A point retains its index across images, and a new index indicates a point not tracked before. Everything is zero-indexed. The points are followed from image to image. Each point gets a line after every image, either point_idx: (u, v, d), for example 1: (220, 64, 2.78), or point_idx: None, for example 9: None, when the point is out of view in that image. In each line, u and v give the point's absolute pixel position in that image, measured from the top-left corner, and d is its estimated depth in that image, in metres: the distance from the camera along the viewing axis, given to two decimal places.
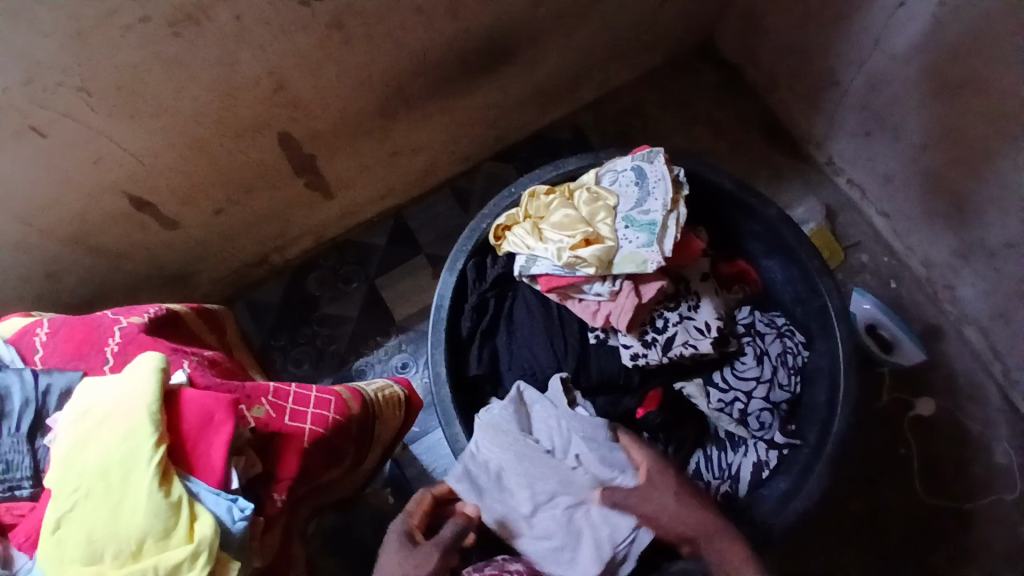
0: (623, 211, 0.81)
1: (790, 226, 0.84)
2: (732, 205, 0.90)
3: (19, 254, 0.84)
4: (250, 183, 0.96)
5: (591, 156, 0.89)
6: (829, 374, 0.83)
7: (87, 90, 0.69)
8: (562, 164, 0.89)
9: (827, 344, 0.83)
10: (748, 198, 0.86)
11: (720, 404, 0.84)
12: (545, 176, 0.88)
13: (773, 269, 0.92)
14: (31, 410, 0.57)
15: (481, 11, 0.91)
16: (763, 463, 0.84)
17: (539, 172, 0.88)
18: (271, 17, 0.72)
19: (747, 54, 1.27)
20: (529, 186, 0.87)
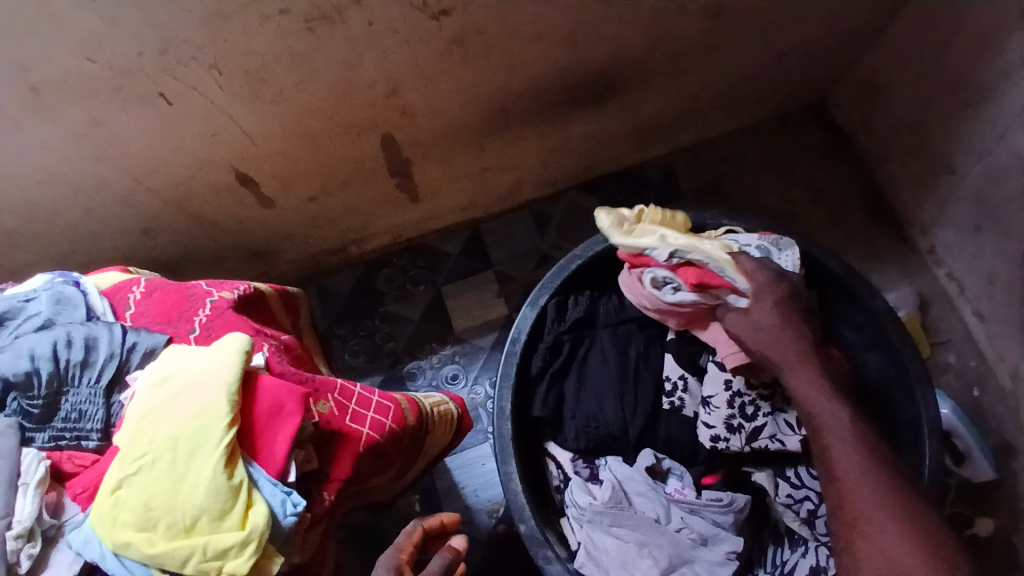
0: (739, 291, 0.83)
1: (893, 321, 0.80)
2: (834, 289, 0.88)
3: (125, 207, 0.89)
4: (345, 176, 0.98)
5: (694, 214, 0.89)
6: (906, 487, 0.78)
7: (217, 69, 0.72)
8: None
9: (915, 453, 0.78)
10: (857, 286, 0.84)
11: (788, 500, 0.80)
12: None
13: (868, 360, 0.86)
14: (113, 363, 0.60)
15: (599, 46, 0.92)
16: (822, 569, 0.76)
17: None
18: (400, 27, 0.75)
19: (860, 123, 1.23)
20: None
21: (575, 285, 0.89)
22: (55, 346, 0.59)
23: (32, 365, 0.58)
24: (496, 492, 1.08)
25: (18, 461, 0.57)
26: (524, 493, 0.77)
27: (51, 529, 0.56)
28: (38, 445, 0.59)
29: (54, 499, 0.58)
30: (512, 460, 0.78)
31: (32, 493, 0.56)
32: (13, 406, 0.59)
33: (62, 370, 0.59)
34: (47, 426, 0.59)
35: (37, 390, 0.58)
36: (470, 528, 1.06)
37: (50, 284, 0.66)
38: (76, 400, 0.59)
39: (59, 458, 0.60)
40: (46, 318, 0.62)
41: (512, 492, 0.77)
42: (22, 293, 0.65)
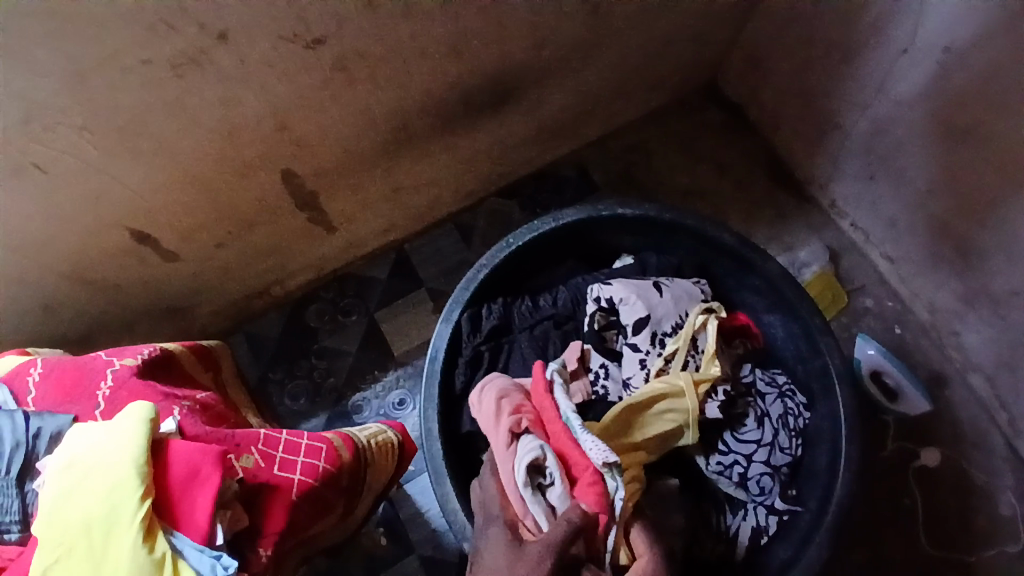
0: (634, 293, 0.85)
1: (792, 281, 0.84)
2: (730, 259, 0.90)
3: (19, 286, 0.84)
4: (253, 219, 0.96)
5: (590, 206, 0.87)
6: (830, 435, 0.82)
7: (89, 130, 0.69)
8: (560, 216, 0.87)
9: (829, 404, 0.83)
10: (750, 253, 0.86)
11: (719, 467, 0.83)
12: (545, 227, 0.86)
13: (774, 323, 0.91)
14: (21, 452, 0.56)
15: (486, 54, 0.93)
16: (763, 529, 0.83)
17: (538, 223, 0.86)
18: (277, 60, 0.73)
19: (750, 95, 1.28)
20: (528, 237, 0.86)
21: (484, 296, 0.88)
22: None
23: None
24: None
25: None
26: (464, 510, 0.76)
27: None
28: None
29: None
30: (447, 482, 0.77)
31: None
32: None
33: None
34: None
35: None
36: (440, 550, 1.06)
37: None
38: None
39: None
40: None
41: (452, 511, 0.77)
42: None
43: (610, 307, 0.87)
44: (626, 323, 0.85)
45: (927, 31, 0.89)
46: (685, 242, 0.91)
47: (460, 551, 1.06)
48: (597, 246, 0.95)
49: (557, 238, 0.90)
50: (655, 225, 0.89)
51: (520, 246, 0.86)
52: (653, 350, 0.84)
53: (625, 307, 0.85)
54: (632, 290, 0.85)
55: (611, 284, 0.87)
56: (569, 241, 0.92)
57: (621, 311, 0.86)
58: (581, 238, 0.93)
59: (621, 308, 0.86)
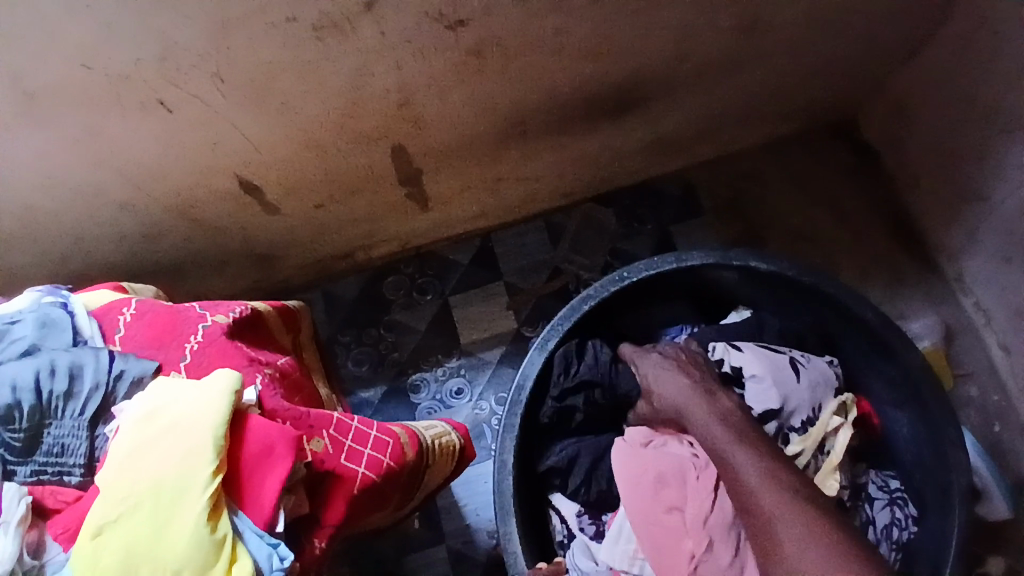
0: (766, 373, 0.79)
1: (934, 380, 0.73)
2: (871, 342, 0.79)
3: (126, 212, 0.86)
4: (354, 186, 0.95)
5: (717, 253, 0.80)
6: (932, 558, 0.72)
7: (220, 77, 0.69)
8: (683, 257, 0.80)
9: (939, 525, 0.73)
10: (891, 338, 0.75)
11: None
12: (663, 266, 0.80)
13: (899, 420, 0.81)
14: (99, 395, 0.57)
15: (622, 59, 0.87)
16: None
17: (657, 260, 0.80)
18: (415, 37, 0.71)
19: (890, 145, 1.17)
20: (643, 274, 0.80)
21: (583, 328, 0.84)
22: (38, 376, 0.56)
23: (12, 398, 0.55)
24: None
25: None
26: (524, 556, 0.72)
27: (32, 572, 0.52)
28: (20, 480, 0.56)
29: (35, 539, 0.54)
30: (512, 520, 0.73)
31: (13, 532, 0.52)
32: None
33: (46, 402, 0.56)
34: (30, 459, 0.56)
35: (18, 423, 0.55)
36: (469, 547, 1.04)
37: (38, 304, 0.63)
38: (58, 433, 0.56)
39: (40, 493, 0.56)
40: (31, 342, 0.59)
41: (512, 554, 0.73)
42: (9, 314, 0.63)
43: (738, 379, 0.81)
44: (753, 405, 0.79)
45: None
46: (807, 307, 0.83)
47: (489, 554, 1.04)
48: (712, 290, 0.89)
49: (671, 278, 0.84)
50: (783, 284, 0.82)
51: (633, 282, 0.81)
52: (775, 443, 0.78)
53: (754, 384, 0.79)
54: (764, 369, 0.79)
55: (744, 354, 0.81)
56: (684, 282, 0.86)
57: (749, 387, 0.80)
58: (698, 282, 0.86)
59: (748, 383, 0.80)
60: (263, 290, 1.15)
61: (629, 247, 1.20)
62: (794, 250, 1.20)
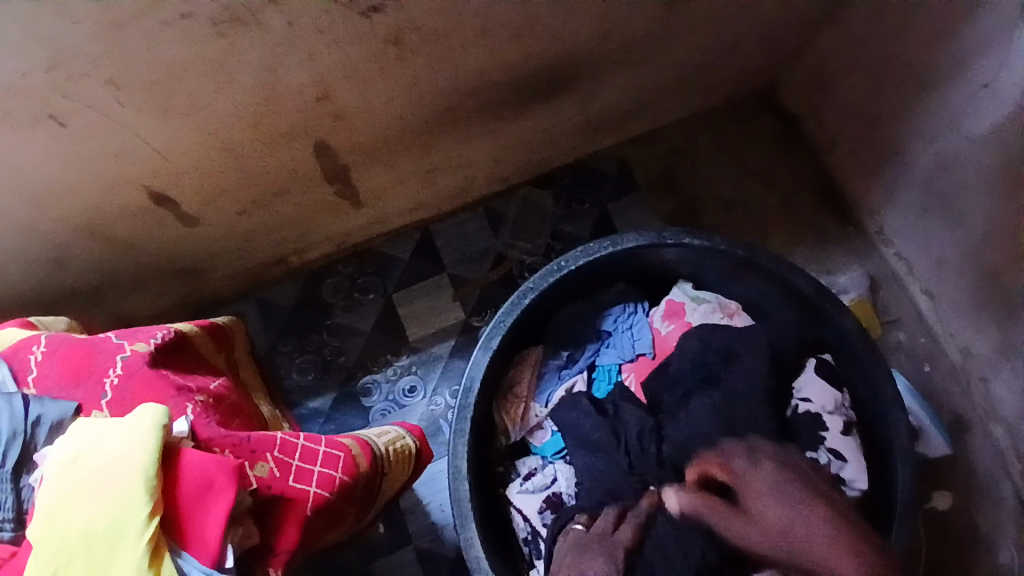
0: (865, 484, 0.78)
1: (870, 342, 0.75)
2: (811, 310, 0.81)
3: (28, 238, 0.79)
4: (279, 188, 0.90)
5: (653, 233, 0.80)
6: (884, 508, 0.75)
7: (115, 83, 0.63)
8: (619, 240, 0.80)
9: (888, 476, 0.75)
10: (827, 304, 0.77)
11: None
12: (602, 251, 0.79)
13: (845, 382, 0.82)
14: (18, 443, 0.53)
15: (546, 39, 0.85)
16: None
17: (595, 246, 0.79)
18: (326, 27, 0.67)
19: (810, 108, 1.21)
20: (581, 261, 0.79)
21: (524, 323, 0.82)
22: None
23: None
24: None
25: None
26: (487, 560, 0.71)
27: None
28: None
29: None
30: (471, 526, 0.71)
31: None
32: None
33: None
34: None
35: None
36: (437, 544, 1.03)
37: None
38: None
39: None
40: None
41: (476, 559, 0.71)
42: None
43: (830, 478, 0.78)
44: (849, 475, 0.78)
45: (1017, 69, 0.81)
46: (746, 280, 0.85)
47: (457, 549, 1.03)
48: (653, 269, 0.88)
49: (610, 262, 0.83)
50: (721, 258, 0.82)
51: (572, 270, 0.80)
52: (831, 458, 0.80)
53: (851, 492, 0.78)
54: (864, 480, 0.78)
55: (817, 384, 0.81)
56: (625, 263, 0.86)
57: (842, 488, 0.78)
58: (638, 262, 0.86)
59: (844, 486, 0.78)
60: (194, 306, 1.09)
61: (570, 228, 1.19)
62: (729, 218, 1.22)
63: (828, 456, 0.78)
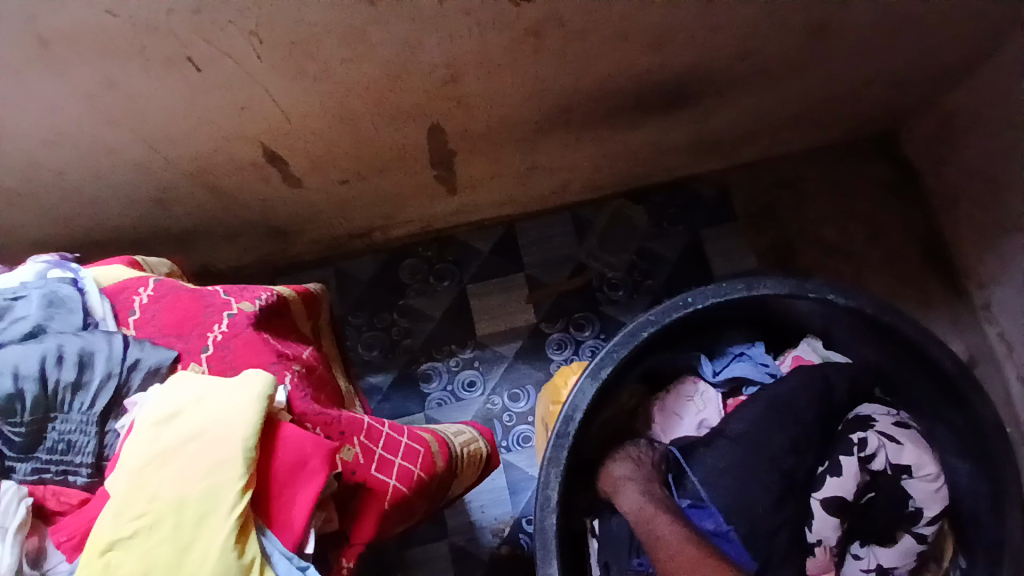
0: (934, 469, 0.72)
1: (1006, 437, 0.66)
2: (937, 392, 0.72)
3: (138, 175, 0.80)
4: (384, 164, 0.89)
5: (794, 282, 0.72)
6: None
7: (258, 37, 0.62)
8: (755, 284, 0.73)
9: None
10: (965, 388, 0.68)
11: None
12: (733, 293, 0.72)
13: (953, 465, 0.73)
14: (110, 386, 0.52)
15: (683, 53, 0.81)
16: None
17: (727, 287, 0.73)
18: (474, 10, 0.64)
19: (935, 163, 1.12)
20: (711, 300, 0.72)
21: (634, 358, 0.75)
22: (42, 363, 0.51)
23: (15, 386, 0.50)
24: (502, 511, 1.02)
25: None
26: None
27: None
28: (20, 478, 0.51)
29: (35, 546, 0.49)
30: (554, 563, 0.66)
31: (11, 540, 0.47)
32: None
33: (51, 394, 0.51)
34: (31, 456, 0.51)
35: (21, 416, 0.50)
36: (472, 545, 1.01)
37: (41, 281, 0.58)
38: (64, 429, 0.51)
39: (42, 494, 0.51)
40: (37, 323, 0.54)
41: None
42: (10, 288, 0.57)
43: (895, 472, 0.73)
44: (916, 474, 0.72)
45: None
46: (865, 344, 0.78)
47: (492, 554, 1.00)
48: (772, 314, 0.81)
49: (737, 305, 0.76)
50: (859, 322, 0.74)
51: (699, 308, 0.73)
52: (907, 474, 0.73)
53: (922, 483, 0.72)
54: (929, 466, 0.72)
55: (878, 417, 0.75)
56: (749, 308, 0.78)
57: (909, 483, 0.72)
58: (765, 308, 0.79)
59: (910, 478, 0.72)
60: (273, 264, 1.10)
61: (656, 247, 1.15)
62: (826, 264, 1.15)
63: (879, 438, 0.73)
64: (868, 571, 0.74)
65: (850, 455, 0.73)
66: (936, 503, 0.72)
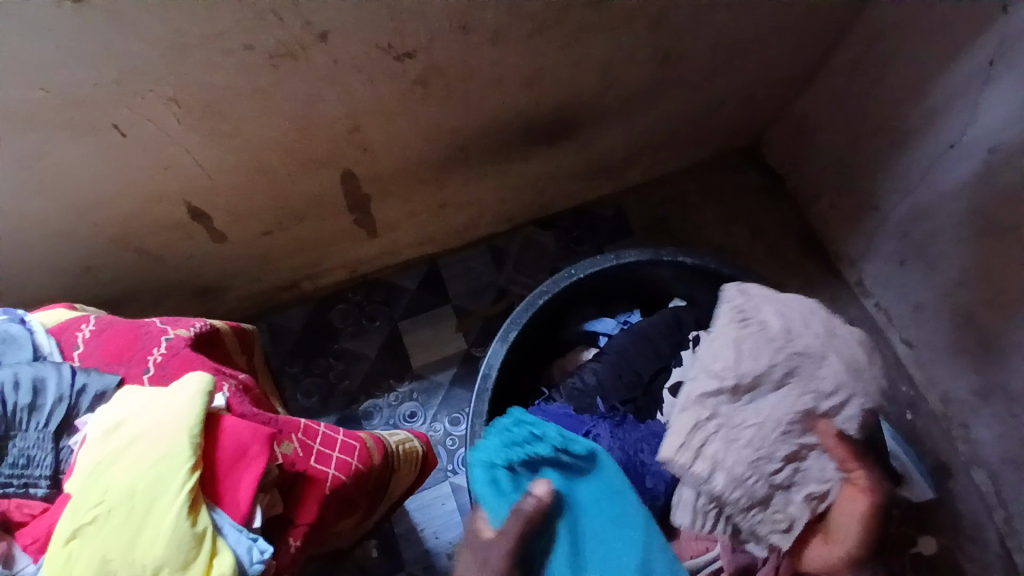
0: None
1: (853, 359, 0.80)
2: None
3: (64, 245, 0.85)
4: (304, 213, 0.98)
5: (651, 251, 0.86)
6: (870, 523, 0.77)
7: (175, 102, 0.71)
8: (622, 255, 0.86)
9: None
10: None
11: None
12: (606, 264, 0.85)
13: None
14: (62, 408, 0.55)
15: (556, 89, 0.95)
16: None
17: (600, 259, 0.85)
18: (365, 65, 0.76)
19: (792, 165, 1.30)
20: (589, 270, 0.84)
21: (534, 330, 0.86)
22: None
23: None
24: (456, 533, 1.06)
25: None
26: None
27: None
28: None
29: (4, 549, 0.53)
30: None
31: None
32: None
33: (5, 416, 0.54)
34: None
35: None
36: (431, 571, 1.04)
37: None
38: (23, 446, 0.55)
39: (7, 507, 0.54)
40: None
41: None
42: None
43: None
44: None
45: (988, 124, 0.88)
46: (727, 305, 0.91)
47: None
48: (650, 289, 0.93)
49: (613, 279, 0.89)
50: (713, 281, 0.88)
51: (581, 278, 0.84)
52: None
53: None
54: None
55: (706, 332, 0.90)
56: (622, 283, 0.91)
57: None
58: (639, 281, 0.92)
59: None
60: None
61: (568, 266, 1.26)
62: None
63: (713, 335, 0.88)
64: None
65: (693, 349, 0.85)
66: None
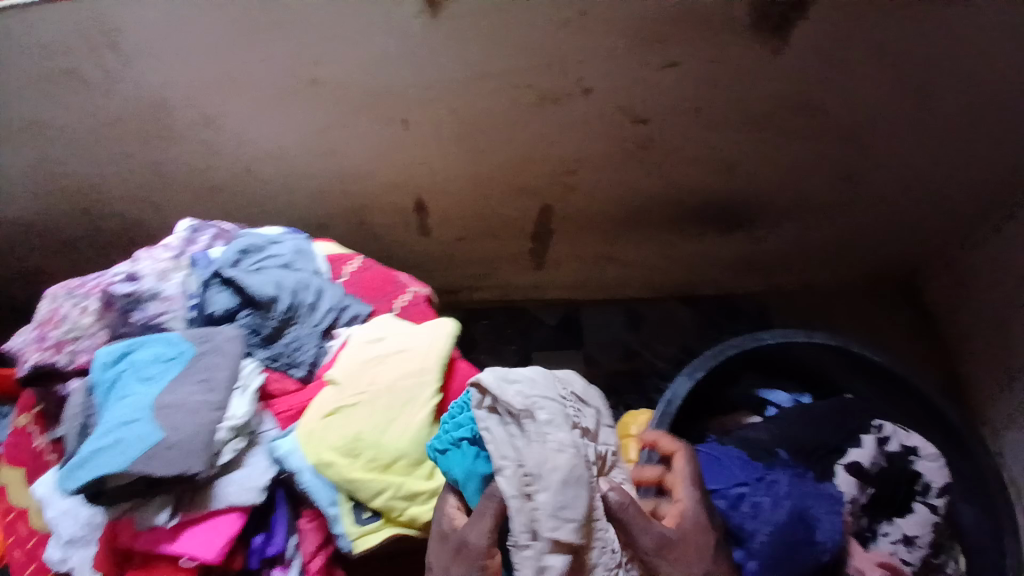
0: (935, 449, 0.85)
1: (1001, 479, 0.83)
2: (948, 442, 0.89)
3: (308, 205, 1.01)
4: (496, 231, 1.11)
5: (839, 338, 0.90)
6: None
7: (452, 116, 0.87)
8: (811, 334, 0.90)
9: None
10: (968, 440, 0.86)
11: None
12: (795, 338, 0.89)
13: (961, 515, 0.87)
14: (332, 317, 0.77)
15: (746, 181, 1.05)
16: None
17: (791, 332, 0.90)
18: (605, 122, 0.89)
19: (946, 309, 1.30)
20: (778, 339, 0.89)
21: (717, 375, 0.91)
22: (298, 288, 0.75)
23: (279, 298, 0.74)
24: None
25: (244, 369, 0.70)
26: None
27: (257, 433, 0.69)
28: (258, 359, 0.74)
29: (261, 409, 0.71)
30: None
31: (250, 397, 0.68)
32: (248, 325, 0.74)
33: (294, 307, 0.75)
34: (270, 347, 0.74)
35: (276, 319, 0.74)
36: None
37: (290, 236, 0.82)
38: (297, 335, 0.75)
39: (271, 375, 0.74)
40: (287, 262, 0.78)
41: None
42: (267, 235, 0.82)
43: (907, 453, 0.85)
44: (920, 453, 0.85)
45: None
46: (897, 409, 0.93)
47: None
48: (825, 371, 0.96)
49: (795, 352, 0.93)
50: (889, 383, 0.91)
51: (768, 345, 0.89)
52: (915, 454, 0.85)
53: (927, 460, 0.84)
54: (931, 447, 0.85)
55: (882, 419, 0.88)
56: (799, 359, 0.95)
57: (919, 462, 0.84)
58: (817, 361, 0.95)
59: (918, 458, 0.85)
60: None
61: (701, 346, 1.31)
62: None
63: (892, 424, 0.86)
64: (896, 541, 0.81)
65: (870, 434, 0.85)
66: (941, 476, 0.84)
